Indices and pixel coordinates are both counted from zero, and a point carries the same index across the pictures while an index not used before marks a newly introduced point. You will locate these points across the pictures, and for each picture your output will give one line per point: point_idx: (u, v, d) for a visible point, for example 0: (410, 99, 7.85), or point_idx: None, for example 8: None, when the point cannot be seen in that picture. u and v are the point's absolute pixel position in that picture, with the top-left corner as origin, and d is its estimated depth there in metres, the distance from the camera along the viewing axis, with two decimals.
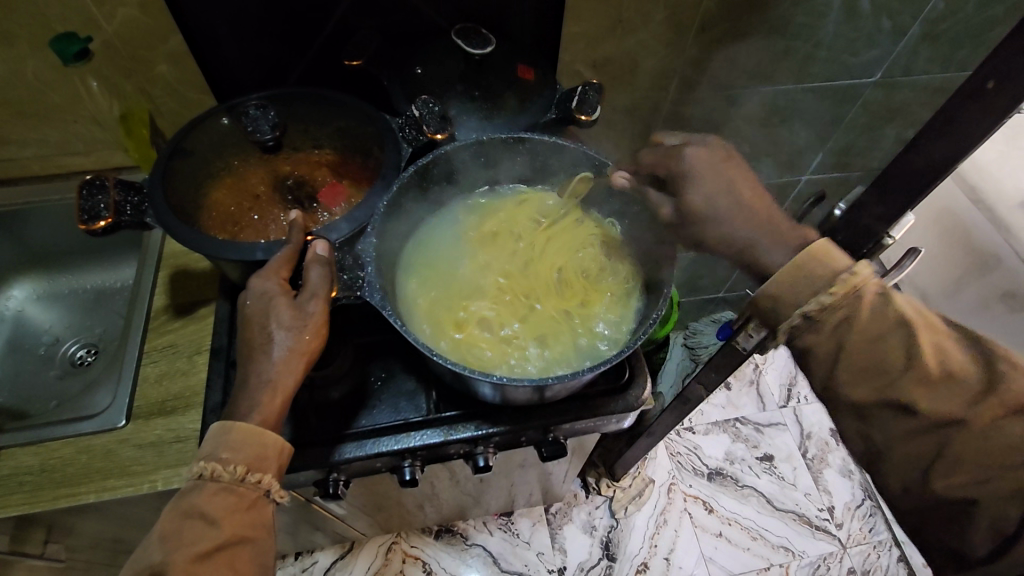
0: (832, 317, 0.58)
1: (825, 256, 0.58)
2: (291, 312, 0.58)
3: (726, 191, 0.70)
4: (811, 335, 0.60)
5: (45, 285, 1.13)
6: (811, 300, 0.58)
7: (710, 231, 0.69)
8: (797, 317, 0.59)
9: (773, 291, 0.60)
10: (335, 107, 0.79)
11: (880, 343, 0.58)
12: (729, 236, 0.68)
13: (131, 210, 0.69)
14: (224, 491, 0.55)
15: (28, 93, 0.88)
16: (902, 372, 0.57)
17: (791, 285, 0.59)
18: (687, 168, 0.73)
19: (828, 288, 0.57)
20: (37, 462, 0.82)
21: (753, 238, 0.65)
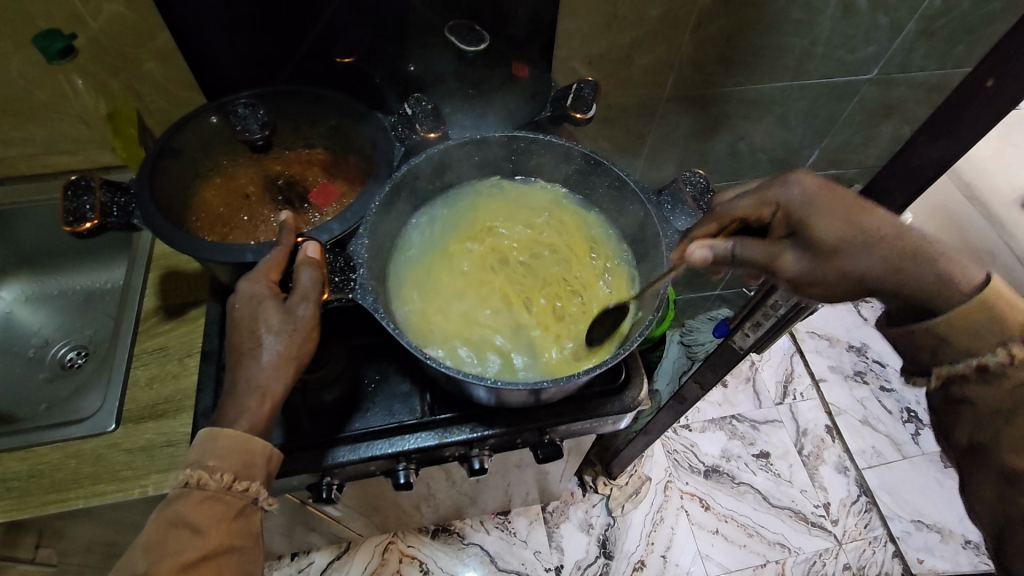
0: (1019, 374, 0.50)
1: (1007, 299, 0.50)
2: (280, 316, 0.57)
3: (852, 219, 0.56)
4: (982, 387, 0.52)
5: (33, 286, 1.11)
6: (995, 350, 0.50)
7: (853, 268, 0.56)
8: (970, 367, 0.52)
9: (948, 327, 0.52)
10: (327, 105, 0.77)
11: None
12: (881, 271, 0.55)
13: (118, 211, 0.67)
14: (210, 500, 0.54)
15: (12, 91, 0.86)
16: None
17: (973, 326, 0.51)
18: (804, 203, 0.59)
19: (1020, 339, 0.50)
20: (26, 467, 0.80)
21: (912, 269, 0.54)
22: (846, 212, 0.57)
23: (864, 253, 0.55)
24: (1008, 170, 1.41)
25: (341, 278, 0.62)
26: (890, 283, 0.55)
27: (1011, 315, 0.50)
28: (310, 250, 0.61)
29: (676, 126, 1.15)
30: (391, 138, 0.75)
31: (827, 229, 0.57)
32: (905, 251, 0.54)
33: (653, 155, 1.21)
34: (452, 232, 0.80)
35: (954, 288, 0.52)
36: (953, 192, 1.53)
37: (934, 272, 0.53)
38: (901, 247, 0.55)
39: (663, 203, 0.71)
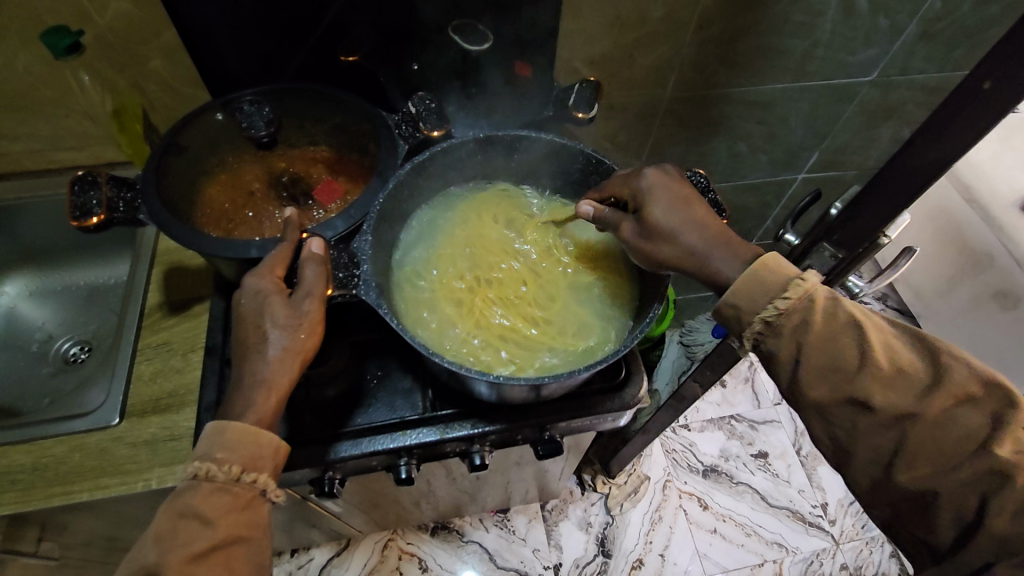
0: (788, 321, 0.56)
1: (772, 264, 0.57)
2: (285, 310, 0.58)
3: (683, 209, 0.63)
4: (773, 340, 0.57)
5: (37, 281, 1.12)
6: (767, 307, 0.56)
7: (667, 246, 0.62)
8: (758, 323, 0.57)
9: (732, 300, 0.58)
10: (332, 104, 0.78)
11: (833, 339, 0.54)
12: (686, 254, 0.61)
13: (124, 206, 0.68)
14: (219, 491, 0.54)
15: (19, 87, 0.87)
16: (859, 369, 0.54)
17: (748, 295, 0.57)
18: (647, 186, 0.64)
19: (780, 293, 0.56)
20: (30, 460, 0.81)
21: (707, 251, 0.60)
22: (682, 203, 0.63)
23: (697, 240, 0.61)
24: (1005, 176, 1.42)
25: (345, 274, 0.63)
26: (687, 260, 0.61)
27: (777, 277, 0.57)
28: (315, 246, 0.61)
29: (677, 126, 1.16)
30: (395, 137, 0.75)
31: (659, 211, 0.63)
32: (712, 238, 0.61)
33: (654, 156, 1.21)
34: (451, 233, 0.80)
35: (729, 269, 0.59)
36: (953, 195, 1.53)
37: (721, 257, 0.60)
38: (719, 234, 0.61)
39: None
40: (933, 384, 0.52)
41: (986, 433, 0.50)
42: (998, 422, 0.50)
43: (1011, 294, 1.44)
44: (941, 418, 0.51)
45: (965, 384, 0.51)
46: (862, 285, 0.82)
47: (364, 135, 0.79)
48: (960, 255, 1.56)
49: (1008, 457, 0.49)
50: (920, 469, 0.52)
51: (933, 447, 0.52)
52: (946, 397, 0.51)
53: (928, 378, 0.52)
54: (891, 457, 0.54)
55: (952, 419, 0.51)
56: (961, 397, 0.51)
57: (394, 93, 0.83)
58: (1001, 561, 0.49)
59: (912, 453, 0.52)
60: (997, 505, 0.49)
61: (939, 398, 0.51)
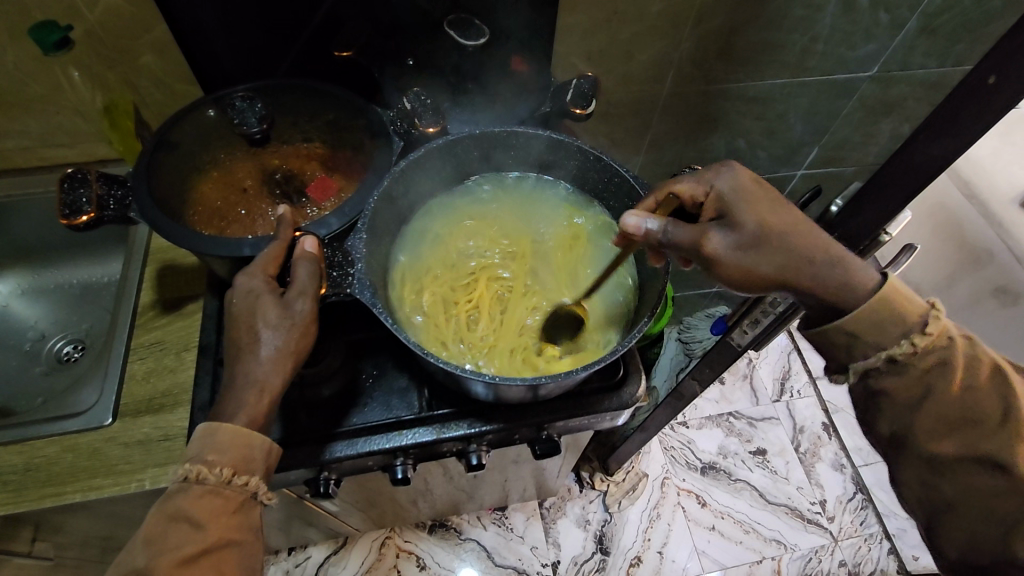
0: (923, 362, 0.58)
1: (903, 295, 0.58)
2: (278, 311, 0.57)
3: (775, 220, 0.59)
4: (893, 378, 0.60)
5: (30, 279, 1.11)
6: (902, 343, 0.58)
7: (776, 255, 0.58)
8: (882, 359, 0.59)
9: (853, 330, 0.59)
10: (326, 100, 0.77)
11: (971, 394, 0.58)
12: (801, 262, 0.58)
13: (114, 204, 0.67)
14: (210, 494, 0.53)
15: (9, 83, 0.86)
16: (999, 424, 0.57)
17: (870, 324, 0.58)
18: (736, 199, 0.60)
19: (921, 332, 0.58)
20: (22, 461, 0.80)
21: (824, 263, 0.58)
22: (772, 210, 0.60)
23: (808, 248, 0.58)
24: (1005, 169, 1.43)
25: (340, 273, 0.61)
26: (793, 272, 0.59)
27: (909, 309, 0.58)
28: (308, 244, 0.60)
29: (676, 122, 1.15)
30: (390, 134, 0.74)
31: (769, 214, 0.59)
32: (824, 246, 0.59)
33: (653, 152, 1.20)
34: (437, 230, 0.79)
35: (857, 284, 0.58)
36: (952, 191, 1.53)
37: (837, 271, 0.58)
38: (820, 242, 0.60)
39: None
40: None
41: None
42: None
43: (1011, 290, 1.43)
44: None
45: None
46: None
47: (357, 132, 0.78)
48: (960, 251, 1.56)
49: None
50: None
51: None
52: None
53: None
54: (1010, 525, 0.57)
55: None
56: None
57: (387, 89, 0.82)
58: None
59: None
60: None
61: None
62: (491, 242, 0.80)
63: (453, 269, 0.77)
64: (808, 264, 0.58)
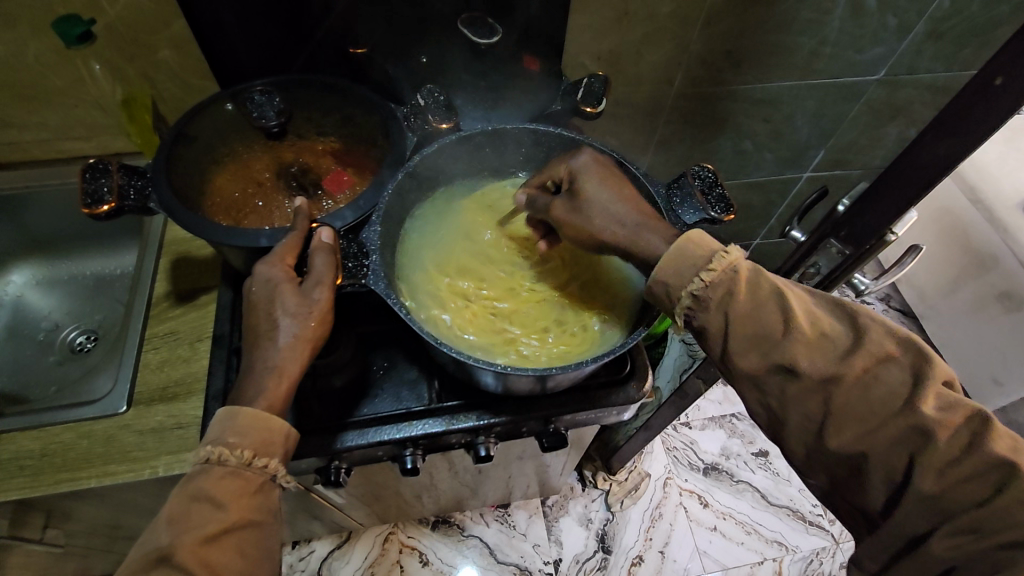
0: (715, 295, 0.58)
1: (696, 240, 0.59)
2: (296, 298, 0.59)
3: (619, 190, 0.65)
4: (703, 315, 0.59)
5: (44, 271, 1.13)
6: (693, 279, 0.58)
7: (595, 220, 0.64)
8: (687, 298, 0.59)
9: (661, 275, 0.59)
10: (342, 95, 0.78)
11: (757, 308, 0.56)
12: (615, 226, 0.63)
13: (135, 194, 0.67)
14: (230, 476, 0.54)
15: (29, 76, 0.87)
16: (783, 335, 0.55)
17: (675, 266, 0.58)
18: (581, 166, 0.66)
19: (704, 267, 0.58)
20: (38, 447, 0.82)
21: (636, 228, 0.62)
22: (614, 181, 0.65)
23: (623, 217, 0.63)
24: (1011, 175, 1.42)
25: (355, 263, 0.62)
26: (611, 235, 0.64)
27: (702, 253, 0.58)
28: (325, 235, 0.62)
29: (683, 123, 1.16)
30: (403, 129, 0.75)
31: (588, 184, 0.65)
32: (639, 216, 0.63)
33: (660, 152, 1.22)
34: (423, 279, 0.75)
35: (656, 246, 0.61)
36: (958, 195, 1.54)
37: (646, 233, 0.62)
38: (645, 215, 0.63)
39: (673, 196, 0.69)
40: (853, 346, 0.54)
41: (908, 391, 0.51)
42: (919, 380, 0.52)
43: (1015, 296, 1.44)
44: (863, 377, 0.53)
45: (881, 343, 0.54)
46: (868, 282, 0.84)
47: (372, 126, 0.79)
48: (964, 255, 1.56)
49: (931, 414, 0.50)
50: (850, 430, 0.53)
51: (861, 407, 0.53)
52: (865, 356, 0.53)
53: (848, 340, 0.54)
54: (820, 423, 0.54)
55: (872, 377, 0.53)
56: (879, 357, 0.53)
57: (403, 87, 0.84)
58: (939, 528, 0.49)
59: (839, 414, 0.53)
60: (923, 463, 0.49)
61: (858, 358, 0.53)
62: (481, 257, 0.79)
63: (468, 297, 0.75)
64: (619, 232, 0.63)
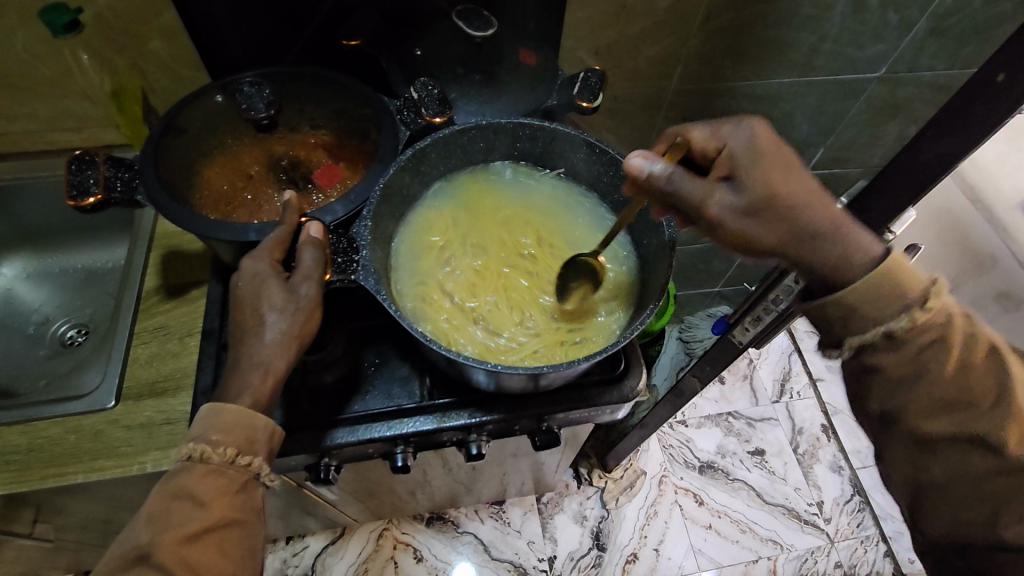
0: (920, 338, 0.53)
1: (904, 268, 0.52)
2: (283, 294, 0.58)
3: (792, 181, 0.55)
4: (888, 355, 0.54)
5: (35, 263, 1.12)
6: (899, 317, 0.52)
7: (778, 229, 0.54)
8: (875, 334, 0.53)
9: (851, 300, 0.52)
10: (334, 87, 0.77)
11: (967, 375, 0.53)
12: (797, 233, 0.54)
13: (121, 186, 0.67)
14: (214, 473, 0.54)
15: (16, 66, 0.86)
16: (993, 408, 0.53)
17: (872, 301, 0.52)
18: (743, 156, 0.57)
19: (921, 305, 0.52)
20: (25, 441, 0.81)
21: (827, 237, 0.53)
22: (796, 182, 0.55)
23: (808, 224, 0.54)
24: (1011, 176, 1.41)
25: (344, 259, 0.62)
26: (791, 242, 0.54)
27: (906, 283, 0.52)
28: (313, 230, 0.61)
29: (682, 120, 1.15)
30: (396, 123, 0.74)
31: (765, 177, 0.55)
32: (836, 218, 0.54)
33: None
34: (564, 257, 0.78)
35: (859, 266, 0.52)
36: (957, 194, 1.51)
37: (837, 243, 0.53)
38: (836, 212, 0.54)
39: None
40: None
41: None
42: None
43: (1015, 295, 1.46)
44: None
45: None
46: None
47: (366, 120, 0.78)
48: (962, 255, 1.56)
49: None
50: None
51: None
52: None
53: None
54: (1003, 503, 0.53)
55: None
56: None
57: (396, 78, 0.80)
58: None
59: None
60: None
61: None
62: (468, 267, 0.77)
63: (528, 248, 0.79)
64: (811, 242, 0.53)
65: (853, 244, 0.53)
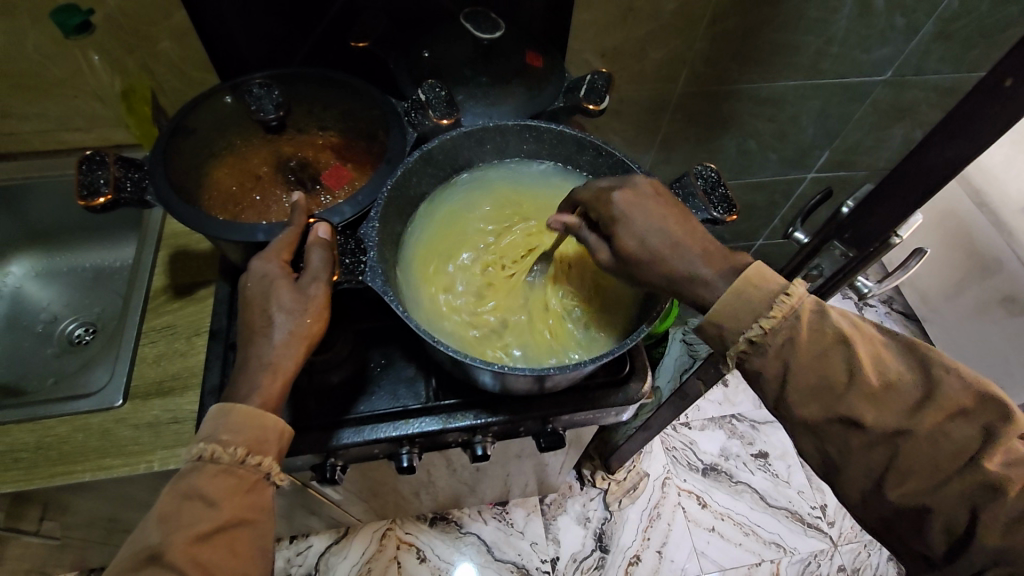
0: (775, 341, 0.55)
1: (756, 279, 0.56)
2: (292, 295, 0.58)
3: (657, 234, 0.60)
4: (759, 359, 0.56)
5: (44, 262, 1.13)
6: (754, 326, 0.55)
7: (651, 277, 0.61)
8: (743, 343, 0.56)
9: (716, 317, 0.57)
10: (342, 89, 0.78)
11: (820, 359, 0.54)
12: (672, 275, 0.59)
13: (132, 187, 0.68)
14: (224, 473, 0.54)
15: (28, 66, 0.87)
16: (847, 389, 0.53)
17: (733, 314, 0.56)
18: (617, 214, 0.61)
19: (766, 312, 0.55)
20: (33, 439, 0.81)
21: (689, 274, 0.58)
22: (668, 224, 0.60)
23: (678, 262, 0.59)
24: None
25: (352, 260, 0.62)
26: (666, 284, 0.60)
27: (759, 291, 0.55)
28: (322, 231, 0.61)
29: (688, 122, 1.15)
30: (403, 124, 0.74)
31: (628, 237, 0.61)
32: (695, 255, 0.59)
33: (664, 150, 1.21)
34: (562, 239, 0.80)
35: (712, 287, 0.57)
36: (963, 199, 1.52)
37: (700, 270, 0.58)
38: (699, 247, 0.59)
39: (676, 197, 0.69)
40: (922, 400, 0.51)
41: (978, 447, 0.49)
42: (990, 434, 0.49)
43: (1020, 299, 1.43)
44: (933, 435, 0.51)
45: (957, 397, 0.51)
46: (870, 284, 0.84)
47: (373, 122, 0.78)
48: (969, 259, 1.55)
49: (998, 471, 0.48)
50: (913, 482, 0.51)
51: (924, 462, 0.51)
52: (935, 411, 0.51)
53: (919, 393, 0.52)
54: (883, 473, 0.53)
55: (943, 434, 0.50)
56: (953, 412, 0.50)
57: (403, 79, 0.81)
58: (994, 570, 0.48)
59: (903, 469, 0.52)
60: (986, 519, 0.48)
61: (930, 412, 0.51)
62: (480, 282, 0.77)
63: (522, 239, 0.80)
64: (688, 280, 0.58)
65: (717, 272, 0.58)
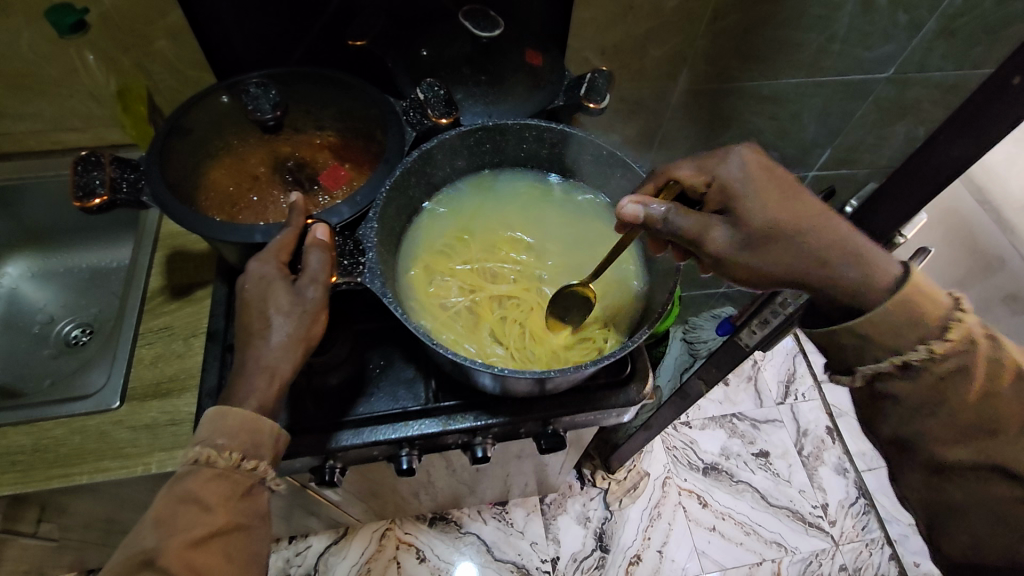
0: (939, 370, 0.54)
1: (927, 300, 0.54)
2: (289, 297, 0.57)
3: (788, 219, 0.57)
4: (903, 383, 0.56)
5: (40, 262, 1.12)
6: (916, 350, 0.54)
7: (793, 262, 0.57)
8: (891, 365, 0.56)
9: (863, 330, 0.55)
10: (340, 88, 0.77)
11: (986, 400, 0.54)
12: (810, 263, 0.56)
13: (128, 187, 0.67)
14: (219, 477, 0.54)
15: (24, 66, 0.86)
16: (1005, 429, 0.55)
17: (886, 326, 0.54)
18: (746, 190, 0.60)
19: (939, 335, 0.54)
20: (30, 441, 0.81)
21: (840, 267, 0.55)
22: (787, 202, 0.59)
23: (806, 240, 0.56)
24: None
25: (351, 261, 0.61)
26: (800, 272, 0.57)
27: (929, 311, 0.54)
28: (320, 232, 0.60)
29: (689, 119, 1.14)
30: (402, 124, 0.74)
31: (757, 215, 0.58)
32: (837, 246, 0.56)
33: (665, 148, 1.20)
34: (472, 219, 0.80)
35: (852, 285, 0.55)
36: (965, 197, 1.51)
37: (852, 270, 0.55)
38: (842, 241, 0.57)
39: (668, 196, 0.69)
40: None
41: None
42: None
43: None
44: None
45: None
46: None
47: (371, 121, 0.77)
48: (971, 258, 1.55)
49: None
50: None
51: None
52: None
53: None
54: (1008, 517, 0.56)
55: None
56: None
57: (402, 79, 0.80)
58: None
59: None
60: None
61: None
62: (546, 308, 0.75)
63: (450, 281, 0.75)
64: (819, 266, 0.56)
65: (871, 268, 0.55)
